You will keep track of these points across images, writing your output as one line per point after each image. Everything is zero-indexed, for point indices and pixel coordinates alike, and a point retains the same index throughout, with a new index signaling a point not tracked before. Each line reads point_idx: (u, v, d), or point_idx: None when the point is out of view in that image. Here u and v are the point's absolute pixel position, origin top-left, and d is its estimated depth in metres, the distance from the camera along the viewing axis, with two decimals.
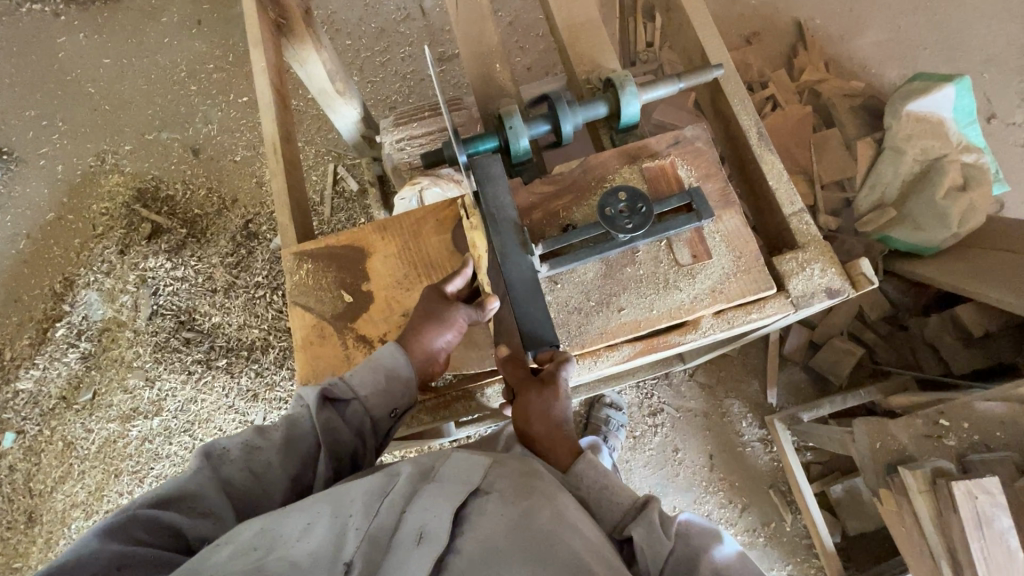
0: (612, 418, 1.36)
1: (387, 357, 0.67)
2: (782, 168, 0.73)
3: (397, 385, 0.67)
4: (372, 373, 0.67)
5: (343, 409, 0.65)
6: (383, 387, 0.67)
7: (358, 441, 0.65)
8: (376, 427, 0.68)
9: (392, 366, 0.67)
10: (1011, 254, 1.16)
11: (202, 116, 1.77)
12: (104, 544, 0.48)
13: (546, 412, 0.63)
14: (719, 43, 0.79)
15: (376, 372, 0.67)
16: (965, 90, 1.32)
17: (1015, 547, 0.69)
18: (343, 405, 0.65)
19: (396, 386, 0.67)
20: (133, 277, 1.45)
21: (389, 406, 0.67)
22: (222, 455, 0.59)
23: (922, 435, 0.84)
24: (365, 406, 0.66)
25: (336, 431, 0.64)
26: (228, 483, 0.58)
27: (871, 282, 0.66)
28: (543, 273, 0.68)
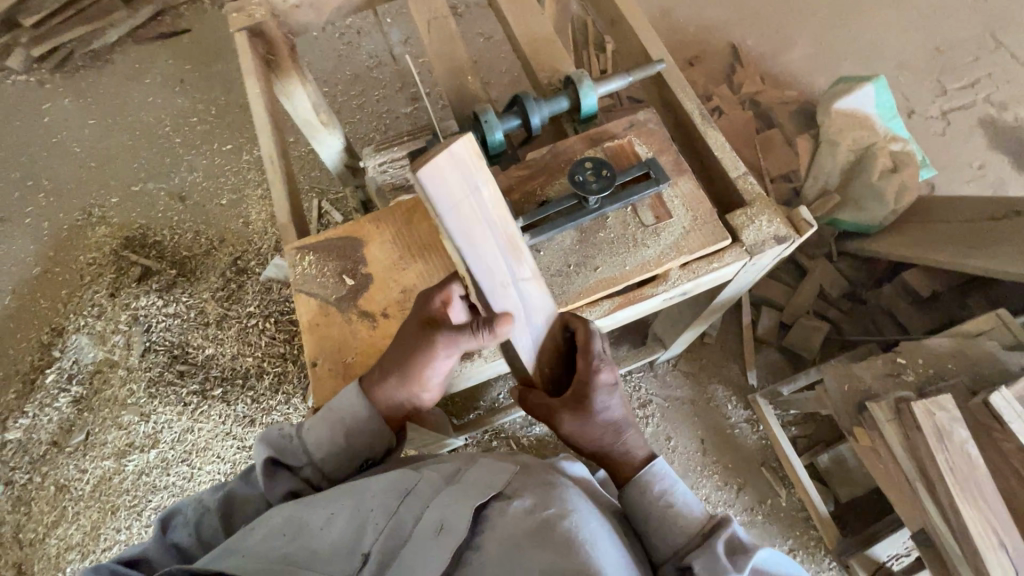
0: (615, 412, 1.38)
1: (345, 416, 0.68)
2: (724, 141, 0.83)
3: (357, 438, 0.69)
4: (327, 429, 0.68)
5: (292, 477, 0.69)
6: (342, 448, 0.69)
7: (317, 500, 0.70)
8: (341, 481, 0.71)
9: (355, 424, 0.68)
10: (949, 225, 1.30)
11: (187, 166, 1.85)
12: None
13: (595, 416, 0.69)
14: (659, 44, 0.91)
15: (334, 434, 0.68)
16: (881, 89, 1.52)
17: (976, 456, 0.75)
18: (298, 470, 0.69)
19: (361, 439, 0.69)
20: (125, 317, 1.48)
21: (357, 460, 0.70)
22: (176, 522, 0.67)
23: (884, 375, 0.91)
24: (320, 467, 0.69)
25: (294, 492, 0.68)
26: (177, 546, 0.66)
27: (810, 226, 0.75)
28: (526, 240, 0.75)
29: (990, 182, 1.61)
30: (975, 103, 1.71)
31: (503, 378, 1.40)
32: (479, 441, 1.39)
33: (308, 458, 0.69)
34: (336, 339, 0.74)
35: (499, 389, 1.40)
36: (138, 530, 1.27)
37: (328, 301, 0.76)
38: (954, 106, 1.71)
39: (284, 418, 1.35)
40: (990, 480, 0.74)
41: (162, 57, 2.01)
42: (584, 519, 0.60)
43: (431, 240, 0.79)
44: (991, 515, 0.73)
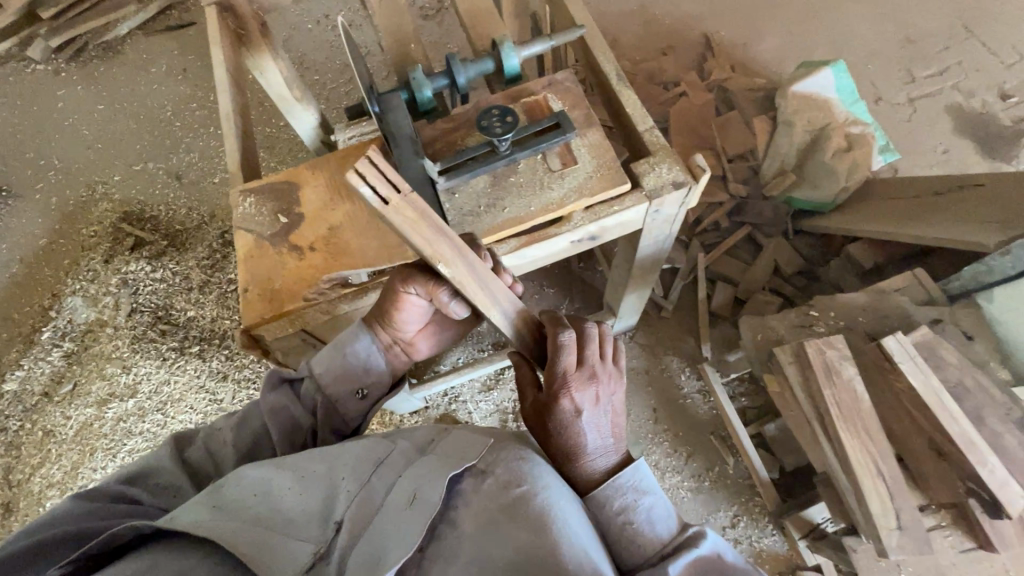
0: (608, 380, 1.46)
1: (346, 340, 0.78)
2: (636, 99, 0.89)
3: (351, 363, 0.78)
4: (330, 359, 0.77)
5: (300, 390, 0.77)
6: (343, 370, 0.78)
7: (311, 421, 0.75)
8: (340, 408, 0.78)
9: (351, 349, 0.78)
10: (897, 202, 1.33)
11: (185, 147, 1.97)
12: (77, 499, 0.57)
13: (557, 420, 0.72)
14: (585, 12, 0.97)
15: (335, 355, 0.77)
16: (841, 73, 1.55)
17: (860, 391, 0.79)
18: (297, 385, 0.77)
19: (355, 374, 0.78)
20: (115, 281, 1.59)
21: (354, 388, 0.78)
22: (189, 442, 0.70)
23: (797, 326, 0.95)
24: (319, 385, 0.77)
25: (291, 411, 0.74)
26: (186, 462, 0.68)
27: (704, 171, 0.81)
28: (438, 182, 0.82)
29: (954, 166, 1.63)
30: (943, 91, 1.73)
31: (463, 346, 1.48)
32: (439, 403, 1.45)
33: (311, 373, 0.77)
34: (266, 269, 0.81)
35: (459, 354, 1.47)
36: (114, 471, 1.37)
37: (263, 237, 0.84)
38: (922, 94, 1.74)
39: (255, 375, 1.44)
40: (873, 413, 0.78)
41: (167, 48, 2.15)
42: (558, 499, 0.62)
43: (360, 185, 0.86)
44: (870, 445, 0.77)
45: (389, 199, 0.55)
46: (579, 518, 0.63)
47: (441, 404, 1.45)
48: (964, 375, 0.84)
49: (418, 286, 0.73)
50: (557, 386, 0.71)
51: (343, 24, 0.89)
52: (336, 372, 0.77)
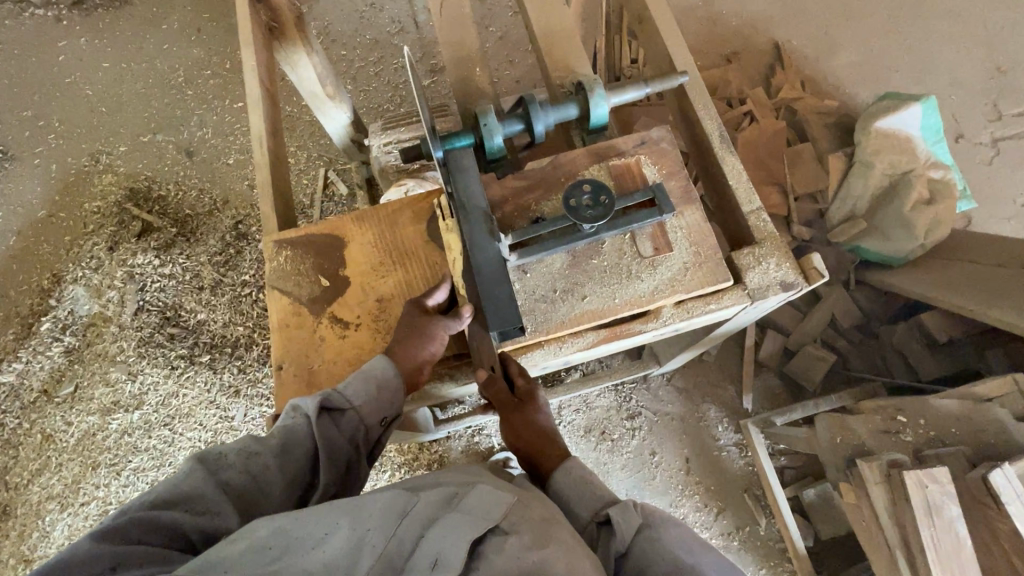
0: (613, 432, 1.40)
1: (379, 370, 0.66)
2: (742, 170, 0.76)
3: (386, 395, 0.65)
4: (362, 383, 0.66)
5: (341, 420, 0.64)
6: (377, 394, 0.66)
7: (351, 453, 0.64)
8: (369, 437, 0.67)
9: (388, 378, 0.66)
10: (981, 270, 1.21)
11: (198, 121, 1.72)
12: (99, 545, 0.48)
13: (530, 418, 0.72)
14: (685, 52, 0.83)
15: (372, 386, 0.66)
16: (931, 110, 1.38)
17: (963, 535, 0.72)
18: (338, 414, 0.64)
19: (385, 396, 0.66)
20: (120, 273, 1.48)
21: (382, 415, 0.67)
22: (223, 461, 0.57)
23: (880, 431, 0.87)
24: (360, 416, 0.65)
25: (335, 444, 0.63)
26: (226, 483, 0.57)
27: (822, 276, 0.70)
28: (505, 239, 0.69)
29: None
30: None
31: None
32: (462, 435, 1.38)
33: (350, 404, 0.65)
34: (305, 343, 0.71)
35: None
36: (117, 488, 1.32)
37: (301, 302, 0.73)
38: (1007, 135, 1.58)
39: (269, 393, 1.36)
40: (974, 560, 0.72)
41: None
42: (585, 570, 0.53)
43: (414, 249, 0.75)
44: None
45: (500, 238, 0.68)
46: (592, 570, 0.54)
47: (463, 436, 1.38)
48: None
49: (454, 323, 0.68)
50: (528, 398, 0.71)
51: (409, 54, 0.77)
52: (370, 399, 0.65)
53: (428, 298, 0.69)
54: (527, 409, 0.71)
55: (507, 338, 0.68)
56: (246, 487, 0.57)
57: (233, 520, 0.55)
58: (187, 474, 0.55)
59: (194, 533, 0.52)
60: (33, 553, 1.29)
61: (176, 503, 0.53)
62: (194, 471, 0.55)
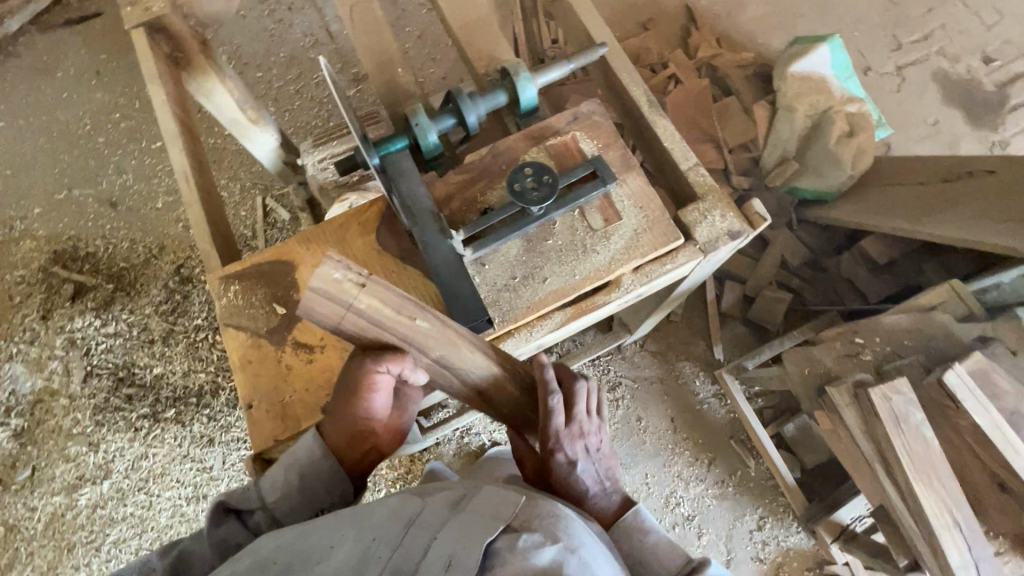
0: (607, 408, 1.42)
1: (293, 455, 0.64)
2: (675, 130, 0.78)
3: (310, 481, 0.64)
4: (283, 474, 0.64)
5: (250, 519, 0.63)
6: (300, 487, 0.64)
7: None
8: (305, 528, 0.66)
9: (307, 462, 0.64)
10: (903, 190, 1.30)
11: (115, 167, 1.61)
12: None
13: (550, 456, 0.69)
14: (601, 24, 0.84)
15: (285, 476, 0.64)
16: (836, 49, 1.47)
17: (930, 437, 0.77)
18: (248, 516, 0.63)
19: (311, 487, 0.64)
20: (61, 342, 1.40)
21: (313, 508, 0.65)
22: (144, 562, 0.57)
23: (843, 356, 0.91)
24: (275, 512, 0.64)
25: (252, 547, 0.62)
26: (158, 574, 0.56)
27: (764, 220, 0.72)
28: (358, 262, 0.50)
29: (944, 139, 1.61)
30: (929, 57, 1.68)
31: None
32: (452, 438, 1.37)
33: (263, 502, 0.64)
34: (271, 376, 0.69)
35: None
36: (98, 566, 1.25)
37: (260, 334, 0.71)
38: (910, 61, 1.68)
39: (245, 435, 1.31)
40: (944, 459, 0.77)
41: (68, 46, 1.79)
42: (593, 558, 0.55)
43: (367, 261, 0.73)
44: (944, 493, 0.76)
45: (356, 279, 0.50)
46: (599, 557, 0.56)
47: (455, 439, 1.37)
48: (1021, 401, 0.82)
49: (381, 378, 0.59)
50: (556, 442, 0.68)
51: (324, 63, 0.79)
52: (293, 489, 0.63)
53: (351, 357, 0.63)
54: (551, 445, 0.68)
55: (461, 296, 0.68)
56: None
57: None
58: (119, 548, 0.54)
59: None
60: None
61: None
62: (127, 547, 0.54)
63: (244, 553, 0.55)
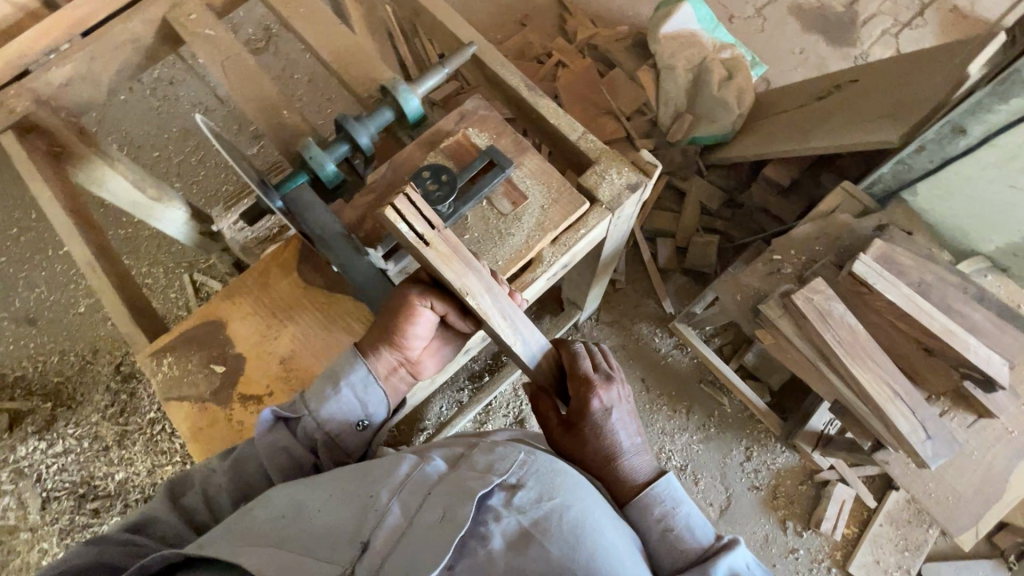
0: None
1: (341, 366, 0.67)
2: (557, 106, 0.82)
3: (349, 397, 0.66)
4: (324, 392, 0.66)
5: (296, 428, 0.65)
6: (340, 401, 0.66)
7: (314, 457, 0.65)
8: (342, 442, 0.68)
9: (352, 380, 0.66)
10: (787, 115, 1.40)
11: (26, 283, 1.52)
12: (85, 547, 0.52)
13: (582, 409, 0.67)
14: (466, 28, 0.88)
15: (326, 383, 0.66)
16: (698, 5, 1.58)
17: (854, 323, 0.84)
18: (293, 424, 0.65)
19: (351, 403, 0.67)
20: (6, 475, 1.31)
21: (353, 420, 0.67)
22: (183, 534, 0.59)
23: (768, 274, 0.97)
24: (318, 423, 0.65)
25: (292, 450, 0.64)
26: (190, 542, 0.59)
27: (655, 166, 0.77)
28: (434, 217, 0.59)
29: (813, 64, 1.74)
30: None
31: (442, 391, 1.40)
32: None
33: (305, 413, 0.65)
34: (226, 435, 0.69)
35: (440, 403, 1.39)
36: None
37: (204, 399, 0.70)
38: (766, 1, 1.80)
39: None
40: (871, 340, 0.83)
41: None
42: (589, 501, 0.55)
43: (296, 299, 0.73)
44: (880, 371, 0.82)
45: (424, 237, 0.58)
46: (598, 500, 0.57)
47: None
48: (923, 272, 0.90)
49: (433, 300, 0.65)
50: (589, 390, 0.67)
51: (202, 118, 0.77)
52: (333, 402, 0.66)
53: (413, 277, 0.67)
54: (584, 390, 0.67)
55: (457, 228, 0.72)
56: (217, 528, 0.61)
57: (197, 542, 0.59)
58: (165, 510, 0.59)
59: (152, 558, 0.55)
60: None
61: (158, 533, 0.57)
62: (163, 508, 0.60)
63: (260, 500, 0.58)
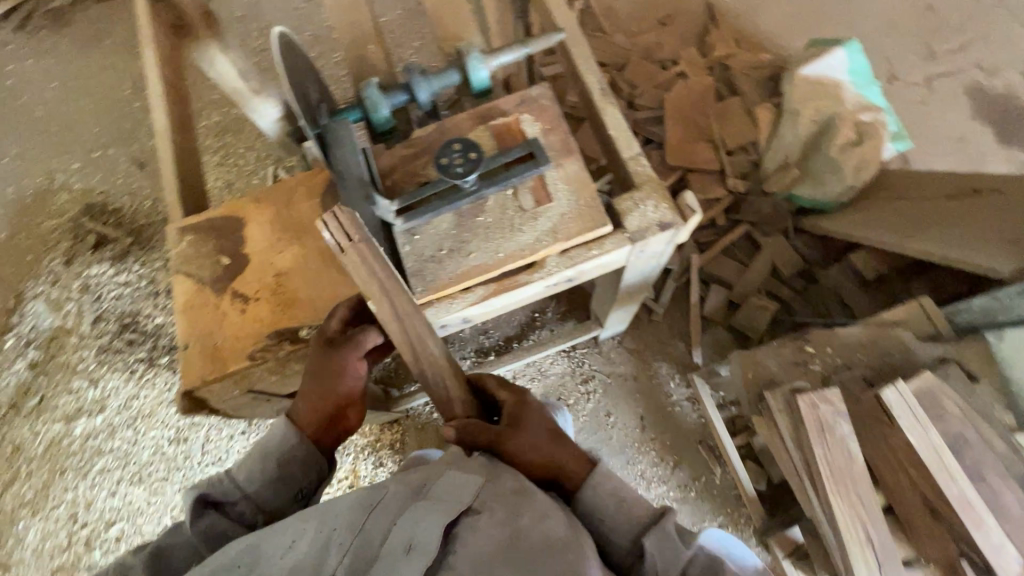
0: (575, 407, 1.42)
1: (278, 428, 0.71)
2: (622, 119, 0.78)
3: (292, 465, 0.70)
4: (258, 465, 0.69)
5: (230, 508, 0.67)
6: (275, 475, 0.69)
7: (257, 531, 0.68)
8: (280, 514, 0.70)
9: (289, 436, 0.70)
10: (903, 204, 1.24)
11: (147, 131, 1.72)
12: None
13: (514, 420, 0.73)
14: (566, 13, 0.85)
15: (262, 461, 0.69)
16: (854, 53, 1.41)
17: (853, 451, 0.75)
18: (229, 505, 0.67)
19: (293, 464, 0.70)
20: (78, 285, 1.52)
21: (293, 488, 0.70)
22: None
23: (790, 363, 0.89)
24: (254, 502, 0.68)
25: (228, 528, 0.66)
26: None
27: (695, 213, 0.72)
28: (355, 233, 0.61)
29: (968, 156, 1.51)
30: (962, 68, 1.58)
31: (445, 352, 1.43)
32: (422, 412, 1.43)
33: (241, 493, 0.68)
34: (207, 321, 0.74)
35: None
36: (83, 490, 1.33)
37: (203, 282, 0.76)
38: (940, 72, 1.58)
39: None
40: (865, 474, 0.75)
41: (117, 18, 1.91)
42: (550, 519, 0.61)
43: (310, 222, 0.77)
44: (859, 507, 0.74)
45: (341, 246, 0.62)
46: (564, 523, 0.62)
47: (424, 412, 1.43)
48: (966, 427, 0.78)
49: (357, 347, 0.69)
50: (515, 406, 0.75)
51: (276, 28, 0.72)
52: (269, 475, 0.69)
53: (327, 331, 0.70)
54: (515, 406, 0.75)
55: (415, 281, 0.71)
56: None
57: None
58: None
59: None
60: (9, 559, 1.31)
61: None
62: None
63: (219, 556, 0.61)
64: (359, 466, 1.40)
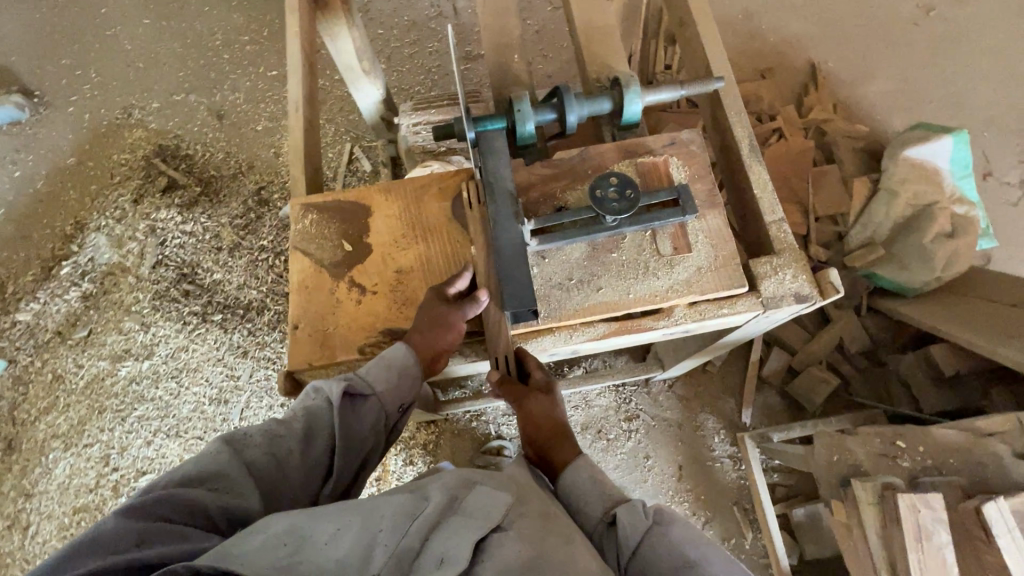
0: (616, 442, 1.40)
1: (400, 359, 0.67)
2: (769, 180, 0.77)
3: (407, 383, 0.68)
4: (383, 370, 0.68)
5: (362, 408, 0.66)
6: (401, 384, 0.68)
7: (372, 437, 0.67)
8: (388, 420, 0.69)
9: (407, 366, 0.68)
10: (989, 307, 1.21)
11: (230, 84, 1.70)
12: (125, 523, 0.49)
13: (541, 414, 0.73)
14: (722, 62, 0.84)
15: (388, 371, 0.67)
16: (961, 143, 1.36)
17: (951, 563, 0.74)
18: (360, 401, 0.66)
19: (407, 382, 0.68)
20: (143, 226, 1.51)
21: (401, 401, 0.69)
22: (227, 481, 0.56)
23: (878, 454, 0.92)
24: (382, 404, 0.67)
25: (354, 429, 0.65)
26: (251, 466, 0.59)
27: (837, 292, 0.70)
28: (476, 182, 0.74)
29: None
30: None
31: None
32: (462, 417, 1.39)
33: (372, 391, 0.67)
34: (322, 305, 0.73)
35: None
36: (120, 434, 1.36)
37: (322, 264, 0.75)
38: None
39: (275, 356, 1.39)
40: None
41: None
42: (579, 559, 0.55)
43: (438, 225, 0.76)
44: None
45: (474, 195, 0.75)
46: (592, 561, 0.56)
47: (465, 416, 1.39)
48: None
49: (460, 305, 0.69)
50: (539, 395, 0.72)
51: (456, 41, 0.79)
52: (392, 385, 0.67)
53: (449, 286, 0.70)
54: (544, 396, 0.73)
55: (519, 319, 0.67)
56: (269, 474, 0.59)
57: (253, 503, 0.56)
58: (210, 455, 0.58)
59: (216, 512, 0.54)
60: (34, 489, 1.34)
61: (201, 482, 0.55)
62: (222, 452, 0.58)
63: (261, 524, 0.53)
64: (390, 460, 1.36)
